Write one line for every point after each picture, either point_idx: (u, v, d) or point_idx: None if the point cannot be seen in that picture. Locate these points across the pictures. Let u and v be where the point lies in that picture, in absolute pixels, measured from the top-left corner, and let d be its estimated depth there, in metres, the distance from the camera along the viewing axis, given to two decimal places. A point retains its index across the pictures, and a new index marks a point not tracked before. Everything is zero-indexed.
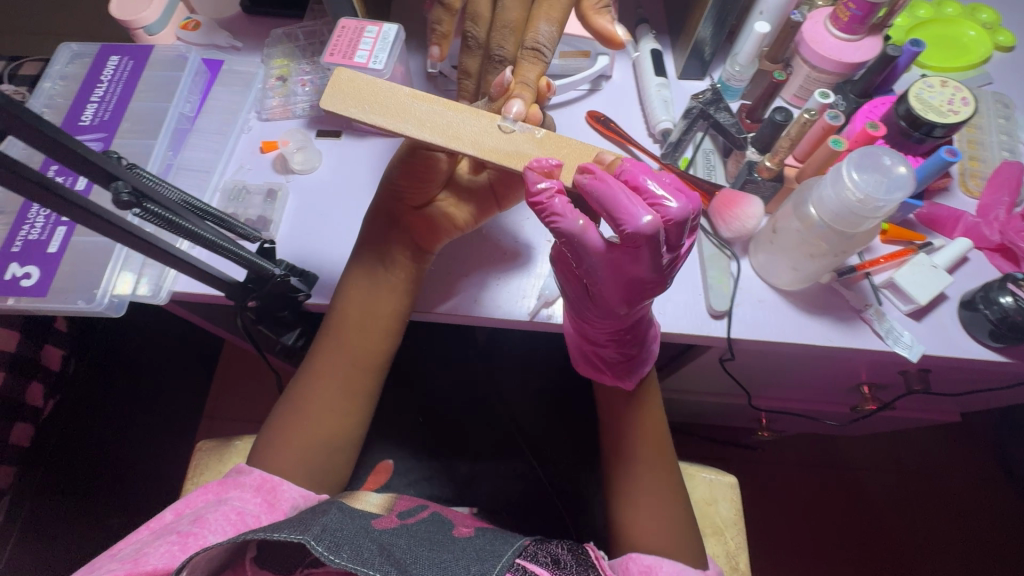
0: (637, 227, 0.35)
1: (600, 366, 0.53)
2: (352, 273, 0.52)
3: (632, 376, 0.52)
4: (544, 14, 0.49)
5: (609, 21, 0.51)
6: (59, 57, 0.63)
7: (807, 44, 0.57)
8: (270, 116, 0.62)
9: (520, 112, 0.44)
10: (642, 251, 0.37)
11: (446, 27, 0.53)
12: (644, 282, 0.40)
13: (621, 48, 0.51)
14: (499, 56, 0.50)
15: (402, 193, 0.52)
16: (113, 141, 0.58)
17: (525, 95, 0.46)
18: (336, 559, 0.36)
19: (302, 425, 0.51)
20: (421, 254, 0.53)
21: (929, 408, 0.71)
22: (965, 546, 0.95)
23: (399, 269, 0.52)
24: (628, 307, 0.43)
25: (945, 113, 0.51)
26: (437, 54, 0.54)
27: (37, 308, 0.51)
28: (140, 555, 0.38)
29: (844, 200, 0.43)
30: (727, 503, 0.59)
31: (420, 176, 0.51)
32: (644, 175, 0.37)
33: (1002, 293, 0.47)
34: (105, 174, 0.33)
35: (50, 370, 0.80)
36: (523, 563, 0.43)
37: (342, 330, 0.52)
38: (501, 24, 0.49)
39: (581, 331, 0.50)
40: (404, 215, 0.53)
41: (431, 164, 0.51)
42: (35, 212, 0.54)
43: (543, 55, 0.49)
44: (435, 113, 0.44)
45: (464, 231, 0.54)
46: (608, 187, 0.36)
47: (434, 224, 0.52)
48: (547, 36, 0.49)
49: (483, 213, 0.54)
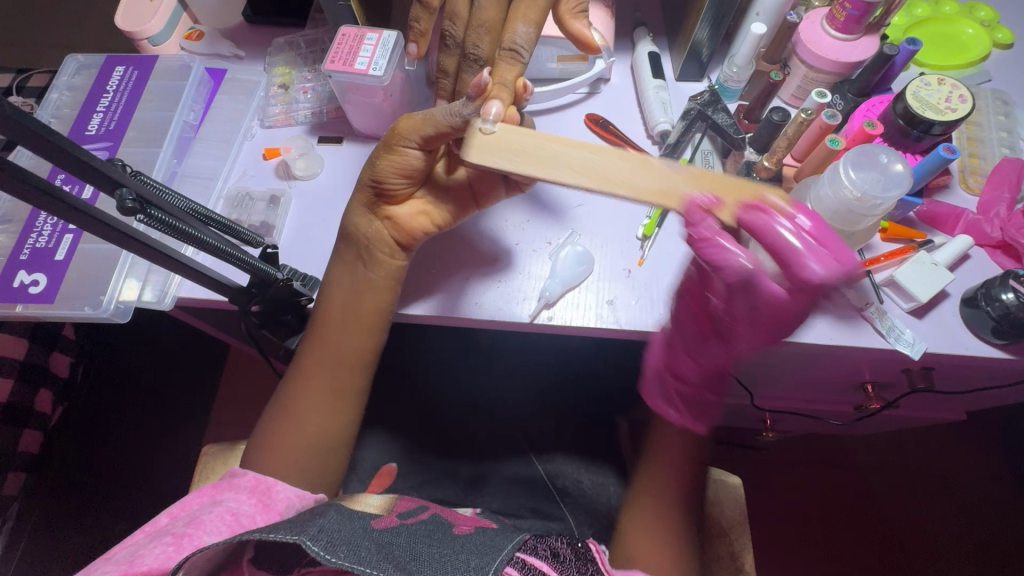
0: (819, 276, 0.36)
1: (673, 402, 0.52)
2: (335, 275, 0.52)
3: (699, 417, 0.52)
4: (522, 15, 0.50)
5: (585, 27, 0.54)
6: (66, 68, 0.64)
7: (804, 44, 0.57)
8: (272, 124, 0.63)
9: (499, 114, 0.42)
10: (817, 297, 0.38)
11: (425, 24, 0.55)
12: (777, 323, 0.40)
13: (598, 50, 0.55)
14: (475, 55, 0.51)
15: (378, 190, 0.52)
16: (118, 150, 0.59)
17: (503, 96, 0.46)
18: (333, 558, 0.37)
19: (293, 430, 0.52)
20: (399, 252, 0.53)
21: (934, 407, 0.71)
22: (976, 546, 0.94)
23: (379, 271, 0.52)
24: (748, 348, 0.43)
25: (942, 111, 0.51)
26: (415, 52, 0.56)
27: (44, 314, 0.52)
28: (136, 557, 0.39)
29: (840, 197, 0.43)
30: (732, 502, 0.59)
31: (395, 176, 0.50)
32: (805, 216, 0.38)
33: (1003, 290, 0.47)
34: (109, 181, 0.33)
35: (57, 377, 0.80)
36: (524, 557, 0.44)
37: (331, 334, 0.52)
38: (477, 23, 0.51)
39: (669, 367, 0.50)
40: (381, 212, 0.53)
41: (407, 165, 0.50)
42: (42, 220, 0.55)
43: (521, 56, 0.49)
44: (590, 160, 0.41)
45: (440, 229, 0.54)
46: (771, 227, 0.38)
47: (408, 224, 0.52)
48: (524, 38, 0.49)
49: (460, 212, 0.53)
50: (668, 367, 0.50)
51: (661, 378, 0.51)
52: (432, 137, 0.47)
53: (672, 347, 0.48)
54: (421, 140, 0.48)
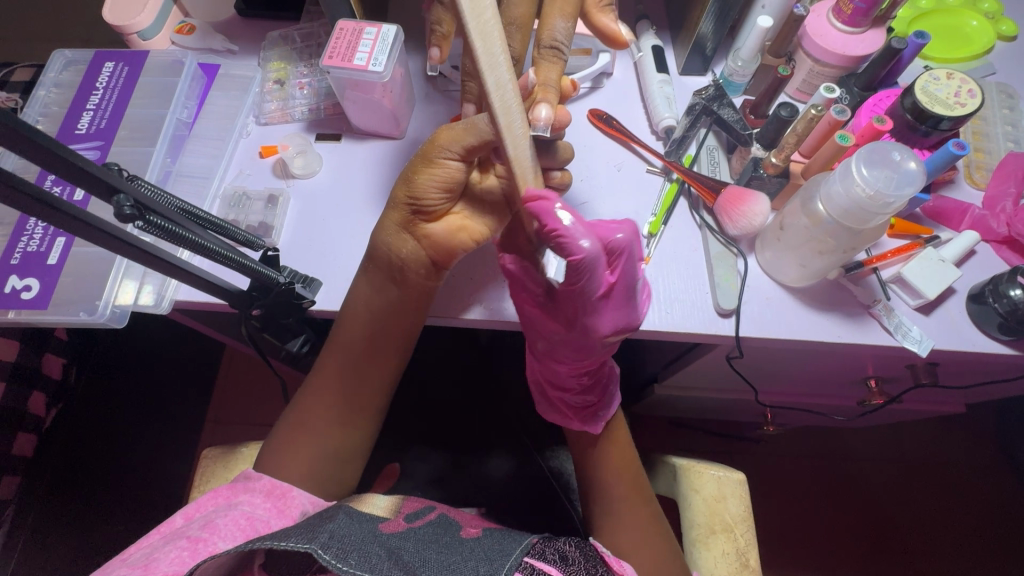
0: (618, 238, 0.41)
1: (567, 412, 0.54)
2: (361, 285, 0.51)
3: (598, 416, 0.54)
4: (558, 10, 0.47)
5: (612, 20, 0.50)
6: (53, 64, 0.62)
7: (811, 38, 0.56)
8: (268, 121, 0.62)
9: (548, 118, 0.43)
10: (625, 266, 0.41)
11: (446, 27, 0.51)
12: (631, 292, 0.43)
13: (626, 46, 0.50)
14: (505, 55, 0.48)
15: (415, 208, 0.49)
16: (110, 149, 0.58)
17: (548, 99, 0.44)
18: (344, 566, 0.36)
19: (306, 435, 0.51)
20: (437, 271, 0.51)
21: (936, 401, 0.71)
22: (972, 535, 0.96)
23: (412, 290, 0.51)
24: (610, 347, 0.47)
25: (952, 106, 0.50)
26: (437, 56, 0.52)
27: (37, 321, 0.50)
28: (151, 562, 0.37)
29: (853, 195, 0.43)
30: (738, 502, 0.56)
31: (433, 190, 0.48)
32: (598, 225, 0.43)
33: (1011, 287, 0.47)
34: (107, 188, 0.32)
35: (50, 379, 0.78)
36: (532, 561, 0.43)
37: (352, 342, 0.51)
38: (506, 21, 0.47)
39: (550, 377, 0.53)
40: (416, 227, 0.50)
41: (446, 177, 0.48)
42: (33, 224, 0.53)
43: (562, 52, 0.46)
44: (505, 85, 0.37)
45: (478, 244, 0.51)
46: (554, 211, 0.38)
47: (449, 243, 0.50)
48: (564, 33, 0.46)
49: (497, 224, 0.52)
50: (549, 378, 0.54)
51: (545, 390, 0.56)
52: (475, 146, 0.46)
53: (546, 359, 0.51)
54: (463, 150, 0.47)
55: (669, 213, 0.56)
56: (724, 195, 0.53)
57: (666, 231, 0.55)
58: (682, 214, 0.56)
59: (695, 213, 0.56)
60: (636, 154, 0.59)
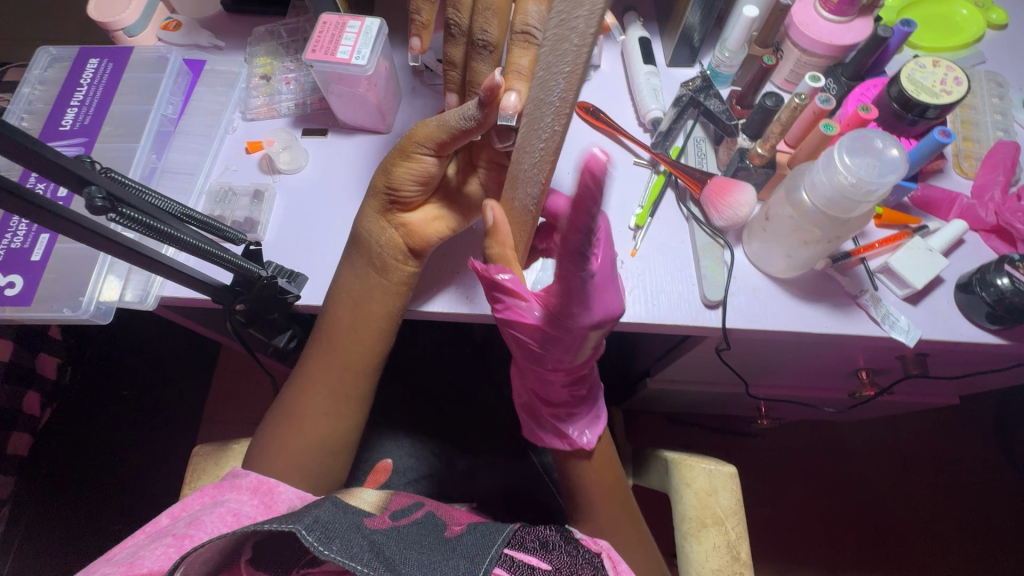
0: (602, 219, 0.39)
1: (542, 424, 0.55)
2: (347, 276, 0.51)
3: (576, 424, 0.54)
4: None
5: None
6: (37, 62, 0.62)
7: (797, 27, 0.56)
8: (254, 116, 0.61)
9: (513, 105, 0.41)
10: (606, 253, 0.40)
11: (426, 16, 0.51)
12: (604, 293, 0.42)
13: None
14: (484, 41, 0.47)
15: (393, 199, 0.50)
16: (94, 146, 0.57)
17: (519, 87, 0.43)
18: (326, 551, 0.36)
19: (293, 430, 0.51)
20: (413, 258, 0.51)
21: (927, 393, 0.71)
22: (968, 527, 0.95)
23: (393, 277, 0.51)
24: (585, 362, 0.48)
25: (937, 94, 0.50)
26: (418, 46, 0.52)
27: (22, 317, 0.50)
28: (136, 559, 0.38)
29: (836, 184, 0.43)
30: (728, 494, 0.56)
31: (410, 183, 0.50)
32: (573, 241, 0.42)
33: (998, 276, 0.47)
34: (76, 179, 0.32)
35: (45, 379, 0.80)
36: (512, 553, 0.43)
37: (339, 336, 0.51)
38: (482, 8, 0.47)
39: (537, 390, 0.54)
40: (394, 215, 0.51)
41: (423, 172, 0.49)
42: (17, 220, 0.53)
43: (534, 36, 0.45)
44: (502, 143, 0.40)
45: (455, 232, 0.53)
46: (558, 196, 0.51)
47: (423, 232, 0.51)
48: (537, 17, 0.45)
49: (473, 213, 0.53)
50: (536, 393, 0.54)
51: (533, 407, 0.55)
52: (447, 142, 0.46)
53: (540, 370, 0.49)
54: (436, 147, 0.47)
55: (656, 205, 0.55)
56: (710, 186, 0.53)
57: (654, 224, 0.55)
58: (670, 206, 0.56)
59: (682, 205, 0.55)
60: (623, 147, 0.59)
